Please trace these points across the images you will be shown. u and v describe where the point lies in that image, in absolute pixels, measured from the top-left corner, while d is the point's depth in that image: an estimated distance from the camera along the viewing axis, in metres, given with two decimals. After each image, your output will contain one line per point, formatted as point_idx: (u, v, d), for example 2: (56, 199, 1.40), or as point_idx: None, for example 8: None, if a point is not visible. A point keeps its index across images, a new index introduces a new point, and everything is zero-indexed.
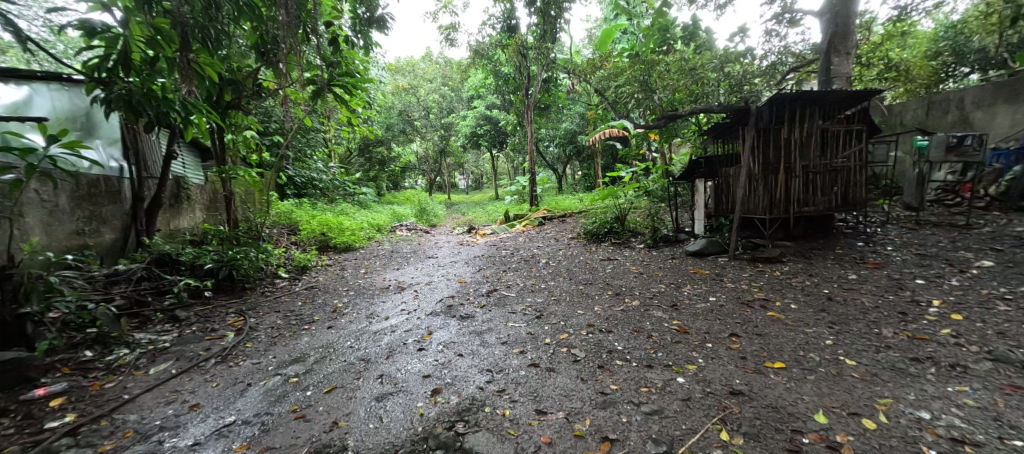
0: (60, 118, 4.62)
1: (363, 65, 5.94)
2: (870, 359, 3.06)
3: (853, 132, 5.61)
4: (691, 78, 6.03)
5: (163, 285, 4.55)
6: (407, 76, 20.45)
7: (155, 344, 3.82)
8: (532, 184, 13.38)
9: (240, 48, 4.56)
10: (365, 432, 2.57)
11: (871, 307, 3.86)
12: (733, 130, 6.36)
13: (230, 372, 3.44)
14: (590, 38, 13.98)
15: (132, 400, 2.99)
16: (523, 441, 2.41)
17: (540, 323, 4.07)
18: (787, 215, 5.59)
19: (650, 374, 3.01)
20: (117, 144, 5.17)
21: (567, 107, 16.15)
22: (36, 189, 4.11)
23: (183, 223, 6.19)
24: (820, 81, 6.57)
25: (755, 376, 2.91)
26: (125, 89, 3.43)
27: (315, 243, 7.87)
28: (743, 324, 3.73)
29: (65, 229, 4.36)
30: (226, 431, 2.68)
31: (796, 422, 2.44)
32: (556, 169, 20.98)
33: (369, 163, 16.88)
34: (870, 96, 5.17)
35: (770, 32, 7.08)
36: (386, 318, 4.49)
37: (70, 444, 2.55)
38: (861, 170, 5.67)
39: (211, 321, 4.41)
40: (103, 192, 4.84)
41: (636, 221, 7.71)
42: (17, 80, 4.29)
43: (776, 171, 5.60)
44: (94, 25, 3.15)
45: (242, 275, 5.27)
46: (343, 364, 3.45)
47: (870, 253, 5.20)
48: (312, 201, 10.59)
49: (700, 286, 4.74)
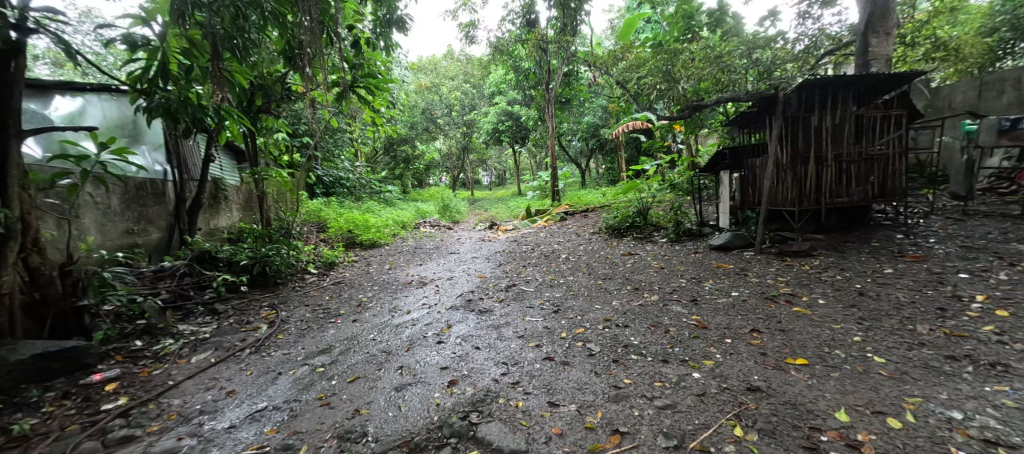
0: (109, 126, 5.00)
1: (386, 65, 6.11)
2: (901, 356, 2.93)
3: (892, 117, 5.30)
4: (716, 67, 5.80)
5: (203, 279, 4.92)
6: (429, 74, 21.71)
7: (197, 335, 4.11)
8: (554, 179, 13.32)
9: (269, 54, 4.75)
10: (384, 419, 2.69)
11: (906, 302, 3.68)
12: (760, 119, 6.16)
13: (263, 362, 3.65)
14: (612, 28, 13.58)
15: (176, 386, 3.25)
16: (534, 432, 2.46)
17: (557, 317, 4.11)
18: (818, 206, 5.37)
19: (665, 369, 3.00)
20: (161, 149, 5.54)
21: (589, 101, 15.98)
22: (90, 193, 4.47)
23: (221, 222, 6.59)
24: (857, 64, 6.24)
25: (775, 372, 2.84)
26: (165, 97, 3.72)
27: (342, 240, 8.13)
28: (765, 320, 3.63)
29: (117, 228, 4.74)
30: (258, 416, 2.86)
31: (815, 419, 2.38)
32: (578, 163, 20.86)
33: (394, 161, 17.52)
34: (911, 77, 4.88)
35: (803, 15, 6.76)
36: (408, 312, 4.64)
37: (122, 425, 2.80)
38: (900, 159, 5.41)
39: (247, 314, 4.68)
40: (149, 193, 5.21)
41: (659, 215, 7.59)
42: (71, 92, 4.71)
43: (806, 160, 5.39)
44: (136, 38, 3.41)
45: (275, 271, 5.57)
46: (365, 356, 3.60)
47: (909, 246, 4.94)
48: (339, 200, 10.99)
49: (723, 281, 4.63)
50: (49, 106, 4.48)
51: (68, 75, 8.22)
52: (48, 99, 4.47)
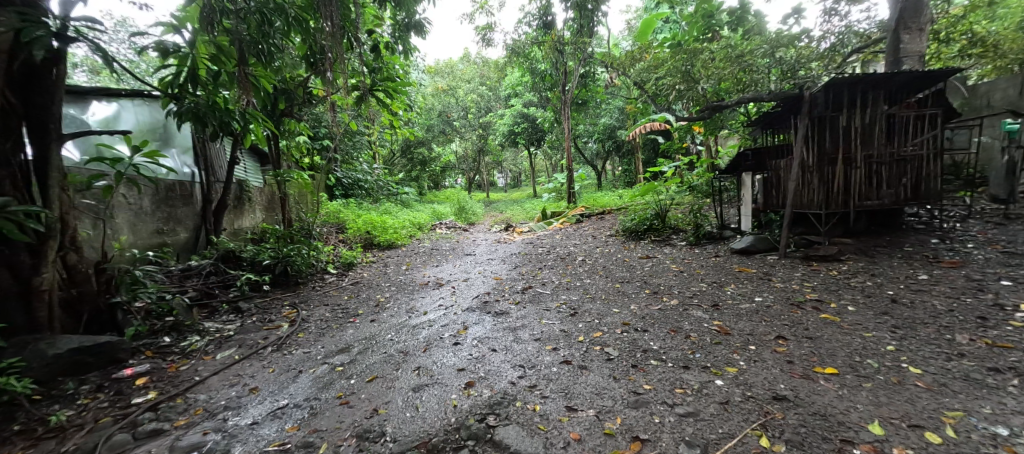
0: (142, 130, 5.22)
1: (404, 69, 6.17)
2: (939, 367, 2.80)
3: (926, 116, 5.09)
4: (738, 66, 5.68)
5: (228, 278, 5.06)
6: (446, 77, 21.93)
7: (221, 333, 4.22)
8: (570, 181, 13.24)
9: (291, 59, 4.85)
10: (403, 419, 2.71)
11: (944, 311, 3.52)
12: (784, 119, 5.99)
13: (285, 360, 3.72)
14: (629, 29, 13.46)
15: (202, 382, 3.34)
16: (553, 437, 2.44)
17: (574, 320, 4.07)
18: (847, 209, 5.20)
19: (686, 375, 2.94)
20: (190, 151, 5.71)
21: (606, 102, 15.86)
22: (124, 194, 4.66)
23: (245, 222, 6.76)
24: (887, 62, 6.02)
25: (802, 381, 2.75)
26: (193, 102, 3.85)
27: (360, 241, 8.26)
28: (791, 326, 3.53)
29: (147, 228, 4.92)
30: (280, 413, 2.92)
31: (847, 432, 2.29)
32: (594, 165, 20.73)
33: (411, 164, 17.72)
34: (947, 75, 4.67)
35: (829, 12, 6.56)
36: (424, 312, 4.68)
37: (152, 418, 2.89)
38: (935, 160, 5.20)
39: (269, 312, 4.79)
40: (178, 195, 5.38)
41: (677, 218, 7.47)
42: (108, 97, 4.92)
43: (834, 162, 5.22)
44: (167, 45, 3.51)
45: (296, 270, 5.68)
46: (383, 356, 3.64)
47: (946, 251, 4.73)
48: (357, 201, 11.16)
49: (745, 286, 4.52)
50: (87, 111, 4.70)
51: (104, 81, 8.61)
52: (85, 104, 4.68)
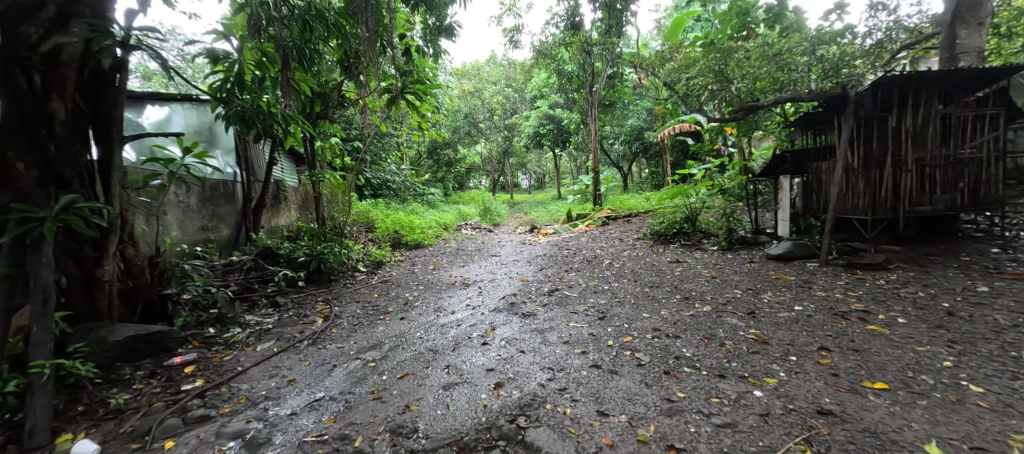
0: (192, 133, 5.48)
1: (433, 71, 6.25)
2: (1004, 386, 2.62)
3: (986, 117, 4.77)
4: (775, 65, 5.48)
5: (266, 274, 5.28)
6: (472, 79, 22.11)
7: (261, 326, 4.39)
8: (596, 183, 13.07)
9: (328, 64, 4.99)
10: (434, 417, 2.75)
11: (1007, 326, 3.29)
12: (825, 120, 5.74)
13: (319, 354, 3.84)
14: (658, 29, 13.21)
15: (244, 372, 3.49)
16: (584, 441, 2.42)
17: (603, 324, 4.03)
18: (895, 215, 4.93)
19: (723, 385, 2.86)
20: (233, 152, 5.99)
21: (634, 103, 15.62)
22: (175, 192, 4.94)
23: (281, 220, 7.02)
24: (941, 59, 5.66)
25: (850, 396, 2.63)
26: (241, 105, 3.93)
27: (389, 240, 8.43)
28: (835, 338, 3.38)
29: (194, 225, 5.17)
30: (316, 405, 3.02)
31: (901, 451, 2.17)
32: (621, 167, 20.43)
33: (437, 165, 17.95)
34: (1011, 71, 4.37)
35: (876, 6, 6.24)
36: (452, 312, 4.73)
37: (199, 405, 3.04)
38: (996, 163, 4.85)
39: (304, 307, 4.95)
40: (222, 194, 5.64)
41: (708, 222, 7.28)
42: (160, 102, 5.21)
43: (881, 165, 4.97)
44: (218, 52, 3.70)
45: (329, 268, 5.85)
46: (414, 353, 3.70)
47: (1008, 261, 4.42)
48: (385, 201, 11.40)
49: (783, 294, 4.36)
50: (142, 114, 4.99)
51: (154, 86, 9.12)
52: (140, 108, 4.95)
